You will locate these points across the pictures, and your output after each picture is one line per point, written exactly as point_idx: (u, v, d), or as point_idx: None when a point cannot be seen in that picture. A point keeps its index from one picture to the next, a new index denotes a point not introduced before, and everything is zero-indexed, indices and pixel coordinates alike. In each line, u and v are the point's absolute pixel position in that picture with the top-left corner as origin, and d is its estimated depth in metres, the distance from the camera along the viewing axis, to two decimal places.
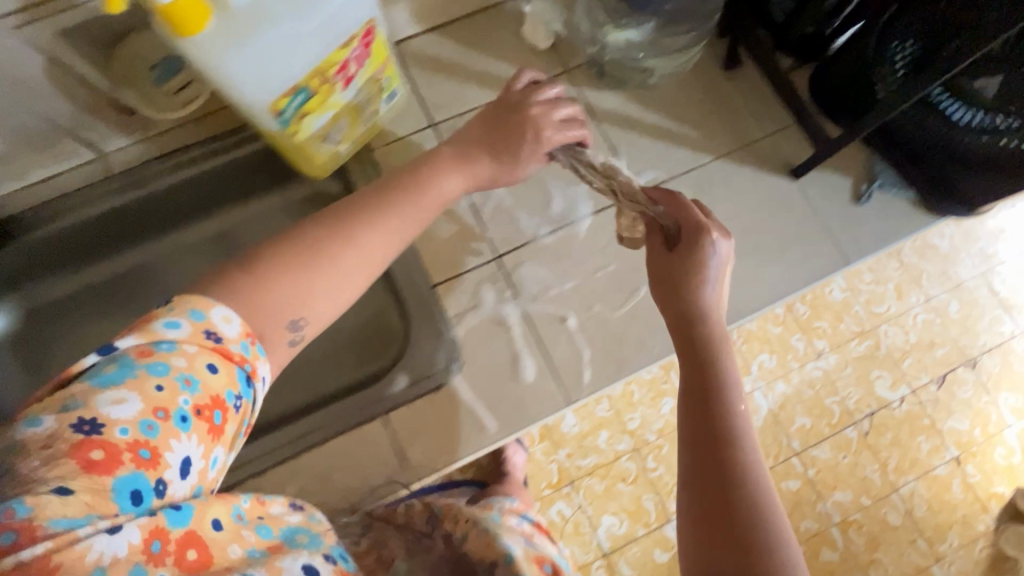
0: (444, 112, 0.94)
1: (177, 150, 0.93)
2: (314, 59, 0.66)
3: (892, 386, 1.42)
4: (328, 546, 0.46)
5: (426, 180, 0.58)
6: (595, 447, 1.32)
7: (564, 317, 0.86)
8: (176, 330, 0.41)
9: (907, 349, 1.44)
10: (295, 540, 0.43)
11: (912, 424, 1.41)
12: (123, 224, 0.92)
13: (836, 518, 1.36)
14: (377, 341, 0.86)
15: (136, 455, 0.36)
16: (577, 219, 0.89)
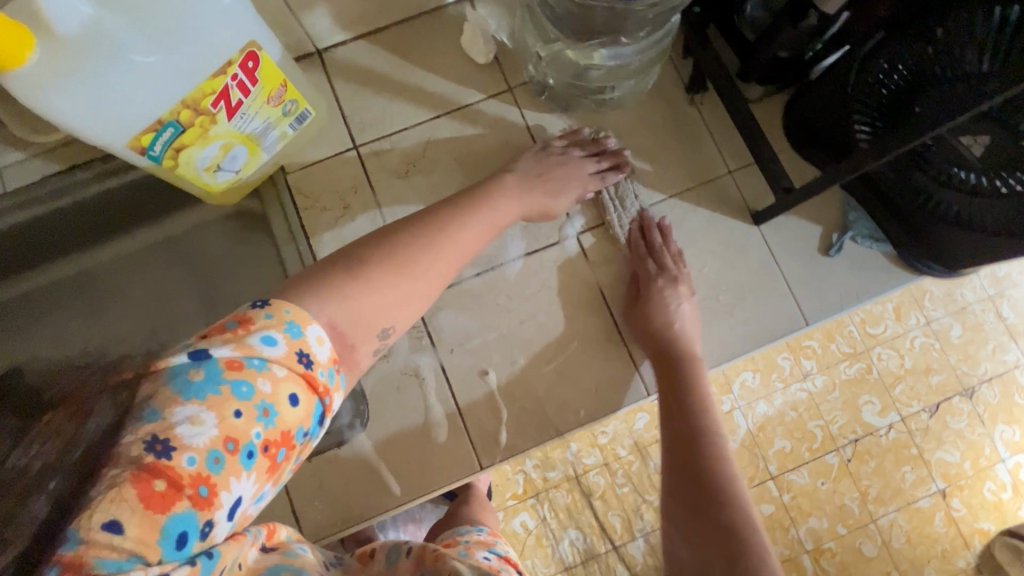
0: (370, 132, 0.84)
1: (88, 160, 0.86)
2: (179, 91, 0.58)
3: (881, 412, 1.33)
4: None
5: (485, 203, 0.64)
6: (562, 459, 1.26)
7: (484, 371, 0.78)
8: (272, 348, 0.38)
9: (901, 375, 1.34)
10: None
11: (897, 453, 1.32)
12: (50, 234, 0.89)
13: (808, 546, 1.29)
14: None
15: (195, 491, 0.34)
16: (505, 262, 0.81)
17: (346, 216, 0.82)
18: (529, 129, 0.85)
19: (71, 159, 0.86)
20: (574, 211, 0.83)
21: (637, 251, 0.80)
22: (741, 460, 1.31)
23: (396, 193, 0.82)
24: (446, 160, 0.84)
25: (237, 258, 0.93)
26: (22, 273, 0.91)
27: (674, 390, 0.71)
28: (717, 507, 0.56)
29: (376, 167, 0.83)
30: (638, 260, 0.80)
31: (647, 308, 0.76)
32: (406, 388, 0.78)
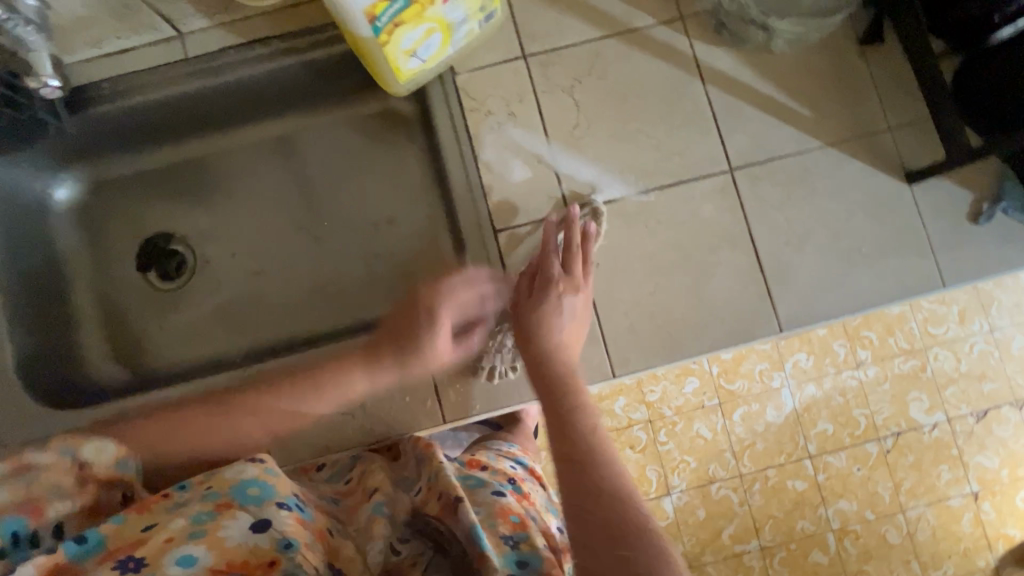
0: (539, 44, 0.86)
1: (251, 41, 0.89)
2: None
3: (928, 411, 1.30)
4: (284, 495, 0.62)
5: (319, 380, 0.82)
6: (611, 411, 1.31)
7: (625, 288, 0.82)
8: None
9: (954, 377, 1.31)
10: (248, 495, 0.61)
11: (936, 451, 1.30)
12: (199, 112, 0.94)
13: (834, 525, 1.29)
14: (425, 278, 0.95)
15: None
16: (629, 193, 0.83)
17: (509, 121, 0.85)
18: (697, 60, 0.85)
19: (248, 37, 0.89)
20: (730, 147, 0.84)
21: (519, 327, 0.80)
22: (783, 436, 1.30)
23: (560, 107, 0.85)
24: (610, 81, 0.85)
25: (369, 158, 0.99)
26: (162, 147, 0.99)
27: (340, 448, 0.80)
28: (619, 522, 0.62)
29: (543, 79, 0.85)
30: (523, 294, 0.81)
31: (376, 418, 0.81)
32: None
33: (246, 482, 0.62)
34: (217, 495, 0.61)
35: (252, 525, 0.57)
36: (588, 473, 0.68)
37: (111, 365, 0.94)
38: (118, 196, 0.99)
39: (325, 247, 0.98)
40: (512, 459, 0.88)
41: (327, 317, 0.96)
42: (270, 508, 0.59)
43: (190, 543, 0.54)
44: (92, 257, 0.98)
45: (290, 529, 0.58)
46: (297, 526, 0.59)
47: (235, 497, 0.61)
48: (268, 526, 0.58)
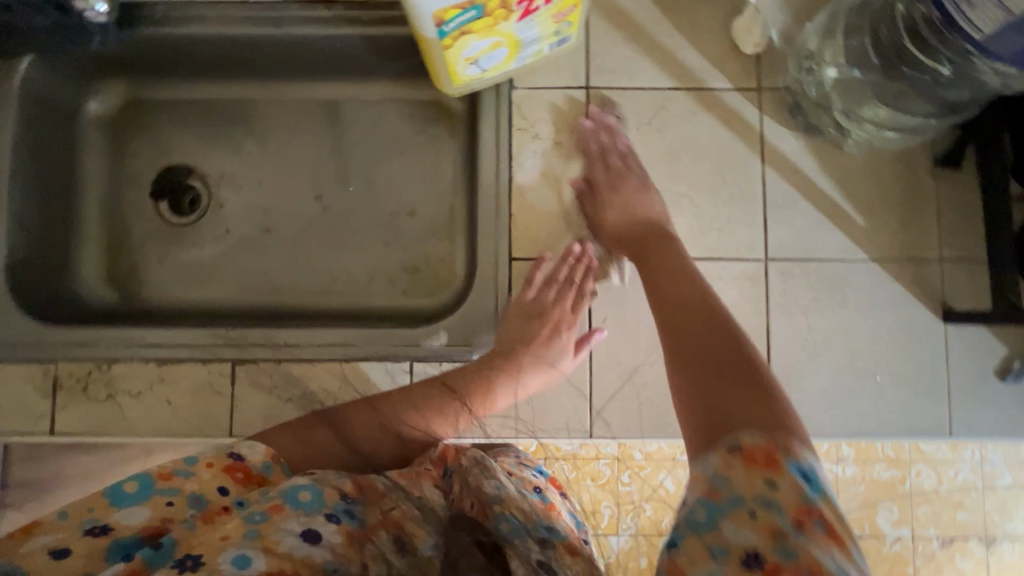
0: (605, 79, 0.82)
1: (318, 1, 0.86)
2: None
3: (895, 523, 1.22)
4: (335, 500, 0.52)
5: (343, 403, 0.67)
6: None
7: (627, 350, 0.79)
8: None
9: (930, 498, 1.22)
10: (296, 498, 0.51)
11: (892, 565, 1.23)
12: (249, 56, 0.92)
13: None
14: (431, 279, 0.93)
15: None
16: None
17: (554, 151, 0.81)
18: (762, 136, 0.81)
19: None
20: (771, 236, 0.80)
21: (614, 223, 0.77)
22: None
23: (610, 151, 0.81)
24: (667, 136, 0.81)
25: (406, 144, 0.96)
26: (205, 80, 0.96)
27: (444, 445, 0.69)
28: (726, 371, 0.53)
29: (600, 116, 0.81)
30: (618, 202, 0.77)
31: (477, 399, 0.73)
32: None
33: (298, 486, 0.52)
34: (269, 496, 0.50)
35: (305, 532, 0.48)
36: (704, 351, 0.56)
37: (102, 286, 0.93)
38: (149, 116, 0.97)
39: (339, 222, 0.96)
40: (534, 467, 0.73)
41: (326, 292, 0.94)
42: (320, 520, 0.50)
43: (242, 543, 0.45)
44: (110, 171, 0.96)
45: (336, 551, 0.49)
46: (343, 546, 0.49)
47: (287, 502, 0.50)
48: (322, 541, 0.49)
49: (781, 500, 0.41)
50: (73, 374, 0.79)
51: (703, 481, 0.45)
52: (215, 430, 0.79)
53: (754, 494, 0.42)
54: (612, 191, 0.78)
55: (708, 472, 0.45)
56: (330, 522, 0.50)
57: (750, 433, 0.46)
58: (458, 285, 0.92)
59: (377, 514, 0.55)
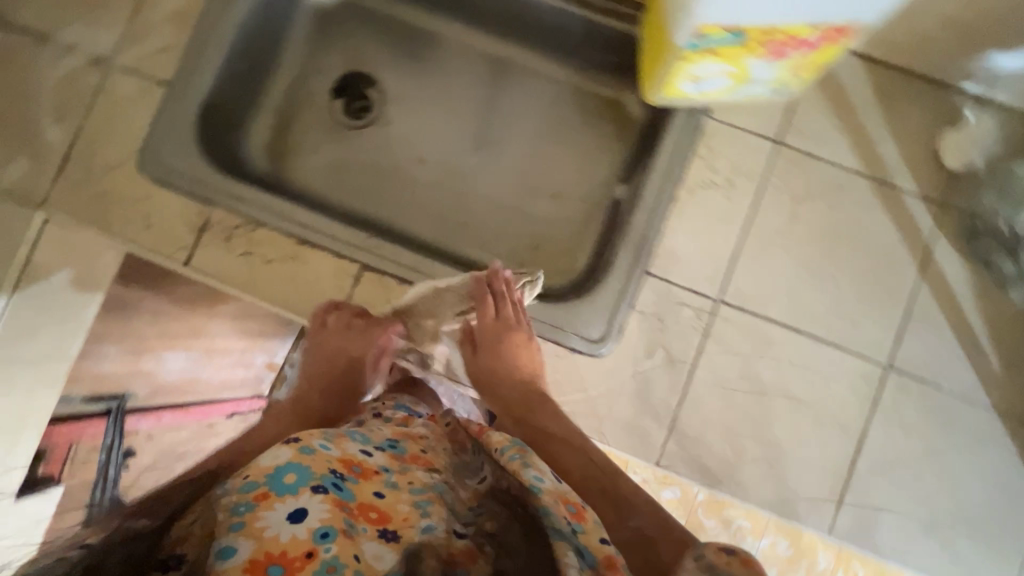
0: (799, 141, 0.82)
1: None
2: (780, 22, 0.58)
3: None
4: (323, 474, 0.51)
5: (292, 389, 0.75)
6: None
7: (721, 399, 0.79)
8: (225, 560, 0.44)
9: None
10: (280, 479, 0.49)
11: None
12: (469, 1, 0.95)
13: None
14: (550, 260, 0.97)
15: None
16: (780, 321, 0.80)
17: (724, 188, 0.82)
18: (929, 249, 0.80)
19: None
20: (902, 346, 0.79)
21: (488, 347, 0.76)
22: None
23: (778, 208, 0.81)
24: (838, 215, 0.81)
25: (574, 131, 1.00)
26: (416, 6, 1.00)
27: (375, 374, 0.80)
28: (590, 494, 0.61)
29: (781, 174, 0.82)
30: (499, 325, 0.76)
31: (370, 349, 0.78)
32: (654, 359, 0.80)
33: (281, 466, 0.50)
34: (254, 484, 0.48)
35: (288, 512, 0.47)
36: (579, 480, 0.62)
37: (262, 154, 0.99)
38: (356, 21, 1.03)
39: (483, 178, 1.00)
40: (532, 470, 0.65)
41: (453, 234, 0.99)
42: (305, 496, 0.48)
43: (228, 535, 0.45)
44: (302, 53, 1.02)
45: (328, 516, 0.47)
46: (334, 510, 0.48)
47: (271, 482, 0.48)
48: (306, 517, 0.47)
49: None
50: (224, 222, 0.86)
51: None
52: (274, 304, 0.85)
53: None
54: (500, 318, 0.76)
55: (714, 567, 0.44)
56: (318, 493, 0.49)
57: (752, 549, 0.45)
58: (574, 274, 0.96)
59: (370, 494, 0.52)
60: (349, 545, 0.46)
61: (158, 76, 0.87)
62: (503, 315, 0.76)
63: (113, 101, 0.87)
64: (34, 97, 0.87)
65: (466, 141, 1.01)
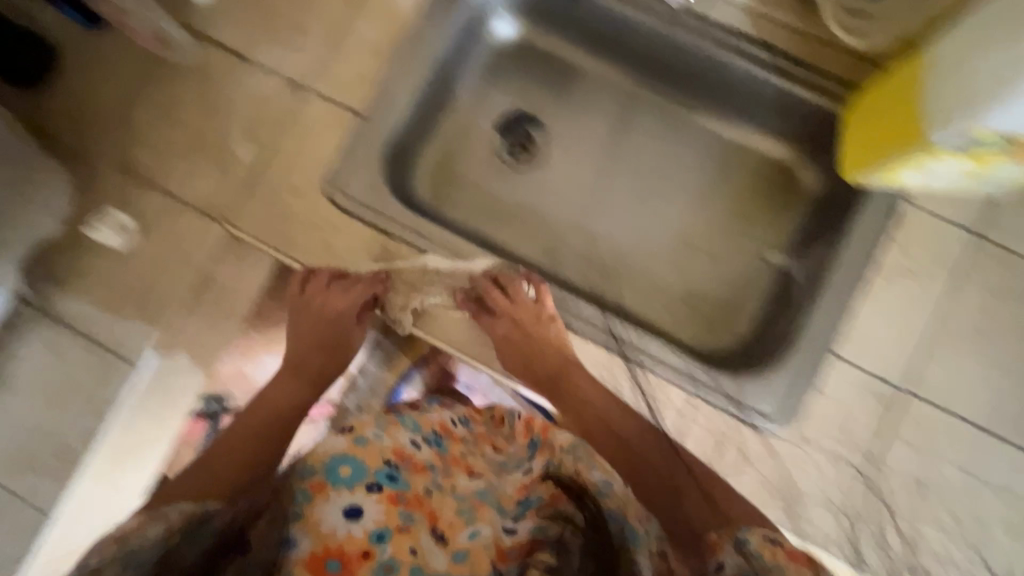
0: (996, 238, 0.81)
1: (765, 44, 0.86)
2: None
3: None
4: (376, 471, 0.70)
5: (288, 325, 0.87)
6: None
7: (898, 490, 0.79)
8: (297, 548, 0.64)
9: None
10: (335, 475, 0.69)
11: None
12: (656, 57, 0.95)
13: None
14: (709, 322, 0.95)
15: (323, 559, 0.63)
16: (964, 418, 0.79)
17: (917, 277, 0.81)
18: None
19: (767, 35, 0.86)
20: None
21: (499, 340, 0.84)
22: None
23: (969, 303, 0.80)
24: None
25: (740, 194, 0.99)
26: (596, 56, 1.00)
27: (358, 326, 0.87)
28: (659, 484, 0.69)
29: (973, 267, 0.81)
30: (529, 308, 0.85)
31: (353, 304, 0.85)
32: (835, 441, 0.80)
33: (334, 462, 0.70)
34: (312, 473, 0.70)
35: (345, 508, 0.67)
36: (639, 453, 0.73)
37: (426, 186, 1.00)
38: (529, 64, 1.03)
39: (642, 232, 1.00)
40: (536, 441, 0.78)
41: (610, 285, 0.98)
42: (359, 495, 0.68)
43: (294, 525, 0.66)
44: (472, 91, 1.02)
45: (380, 517, 0.67)
46: (386, 508, 0.68)
47: (327, 477, 0.69)
48: (361, 513, 0.67)
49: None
50: (405, 257, 0.86)
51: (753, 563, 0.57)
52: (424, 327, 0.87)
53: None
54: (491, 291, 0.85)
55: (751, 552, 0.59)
56: (368, 488, 0.69)
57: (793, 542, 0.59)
58: (735, 340, 0.93)
59: (419, 488, 0.71)
60: (395, 540, 0.65)
61: (352, 105, 0.89)
62: (509, 308, 0.84)
63: (306, 125, 0.88)
64: (230, 113, 0.89)
65: (628, 193, 1.01)
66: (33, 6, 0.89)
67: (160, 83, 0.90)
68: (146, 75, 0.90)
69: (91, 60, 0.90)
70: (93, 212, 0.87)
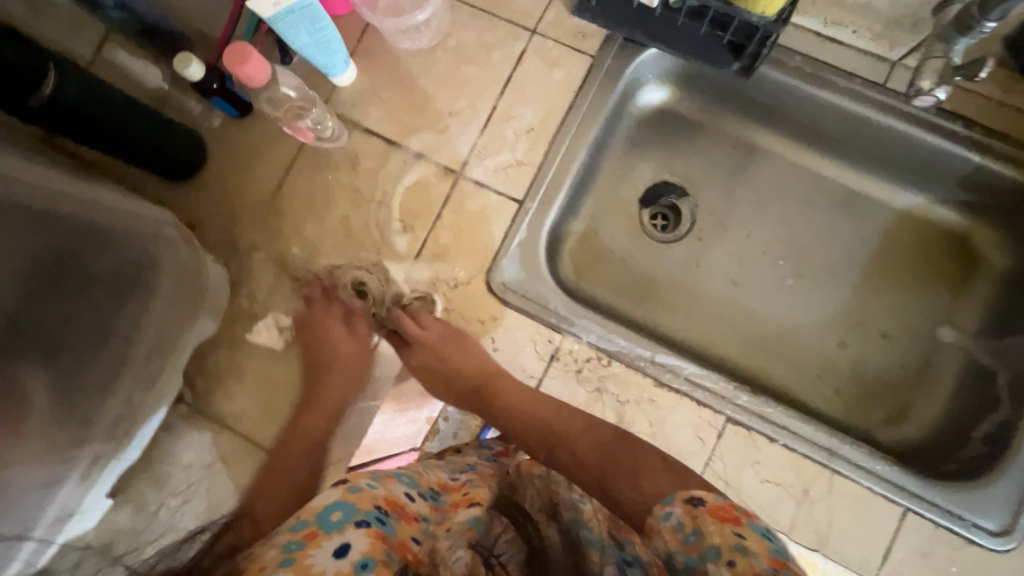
0: None
1: (960, 116, 0.80)
2: None
3: None
4: (365, 511, 0.59)
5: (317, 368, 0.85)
6: None
7: None
8: None
9: None
10: (328, 520, 0.57)
11: None
12: (822, 127, 0.89)
13: None
14: (885, 409, 0.88)
15: None
16: None
17: None
18: None
19: (957, 108, 0.80)
20: None
21: (420, 351, 0.84)
22: None
23: None
24: None
25: (910, 266, 0.92)
26: (746, 122, 0.96)
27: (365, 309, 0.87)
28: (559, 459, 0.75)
29: None
30: (438, 331, 0.83)
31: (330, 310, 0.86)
32: None
33: (329, 507, 0.59)
34: (305, 524, 0.57)
35: (342, 545, 0.54)
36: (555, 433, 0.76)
37: (570, 266, 0.95)
38: (674, 130, 0.98)
39: (803, 309, 0.94)
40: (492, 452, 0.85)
41: (773, 368, 0.91)
42: (351, 534, 0.56)
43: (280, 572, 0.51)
44: (615, 164, 0.98)
45: (367, 548, 0.55)
46: (372, 545, 0.56)
47: (320, 524, 0.57)
48: (351, 548, 0.54)
49: (753, 547, 0.55)
50: (572, 352, 0.81)
51: (681, 538, 0.59)
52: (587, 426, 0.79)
53: (729, 543, 0.56)
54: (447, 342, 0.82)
55: (676, 525, 0.60)
56: (362, 527, 0.57)
57: (716, 500, 0.62)
58: (919, 428, 0.86)
59: (407, 538, 0.60)
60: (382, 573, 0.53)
61: (508, 192, 0.85)
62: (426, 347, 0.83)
63: (460, 216, 0.85)
64: (380, 203, 0.87)
65: (784, 266, 0.95)
66: (184, 101, 0.88)
67: (309, 173, 0.88)
68: (294, 167, 0.88)
69: (243, 153, 0.89)
70: (250, 310, 0.86)
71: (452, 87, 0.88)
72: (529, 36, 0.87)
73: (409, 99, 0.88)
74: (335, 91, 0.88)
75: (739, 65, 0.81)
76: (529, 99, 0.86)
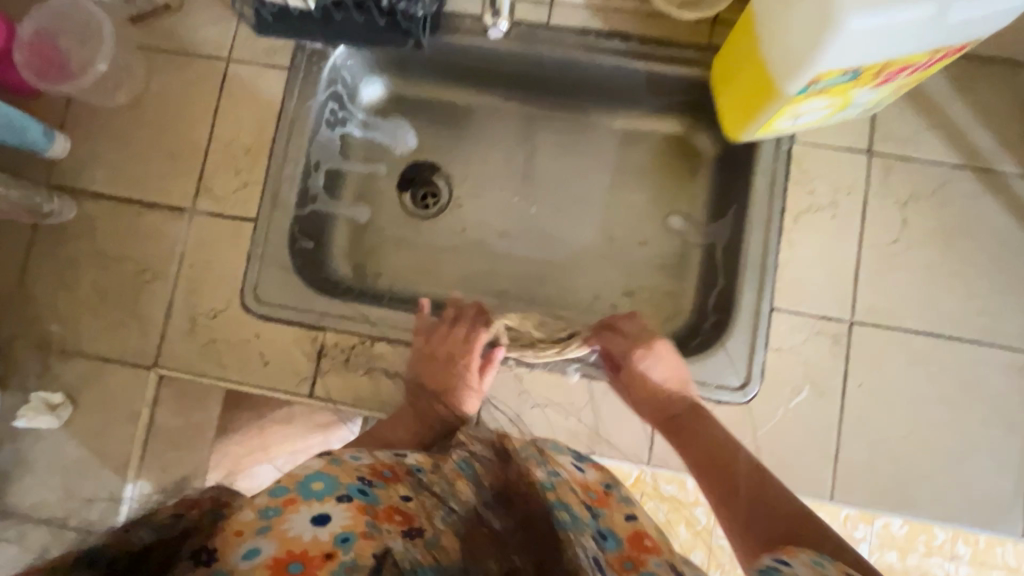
0: (890, 146, 0.82)
1: (617, 33, 0.89)
2: (880, 57, 0.59)
3: None
4: (347, 485, 0.55)
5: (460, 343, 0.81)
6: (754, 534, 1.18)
7: (875, 420, 0.77)
8: (250, 557, 0.46)
9: None
10: (308, 489, 0.54)
11: None
12: (526, 74, 0.97)
13: None
14: (655, 308, 0.95)
15: (282, 565, 0.46)
16: (914, 330, 0.79)
17: (829, 208, 0.81)
18: None
19: (613, 26, 0.89)
20: None
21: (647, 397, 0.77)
22: None
23: (886, 218, 0.81)
24: (943, 212, 0.81)
25: (649, 174, 1.00)
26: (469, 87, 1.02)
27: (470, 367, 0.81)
28: (710, 447, 0.72)
29: (880, 183, 0.82)
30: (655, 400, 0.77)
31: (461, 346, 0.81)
32: (803, 395, 0.78)
33: (308, 478, 0.55)
34: (284, 489, 0.53)
35: (320, 514, 0.51)
36: (722, 466, 0.69)
37: (345, 266, 0.97)
38: (407, 111, 1.03)
39: (568, 239, 0.99)
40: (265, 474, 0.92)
41: (554, 302, 0.97)
42: (331, 503, 0.52)
43: (254, 536, 0.48)
44: (364, 159, 1.01)
45: (349, 521, 0.51)
46: (355, 517, 0.51)
47: (300, 492, 0.53)
48: (330, 521, 0.50)
49: None
50: (338, 344, 0.85)
51: None
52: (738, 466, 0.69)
53: None
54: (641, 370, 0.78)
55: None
56: (342, 500, 0.53)
57: None
58: (685, 315, 0.93)
59: (396, 499, 0.57)
60: (367, 543, 0.48)
61: (243, 215, 0.88)
62: (640, 374, 0.78)
63: (204, 249, 0.87)
64: (125, 258, 0.87)
65: (542, 206, 1.01)
66: None
67: (46, 251, 0.88)
68: (32, 247, 0.88)
69: None
70: (21, 399, 0.85)
71: (167, 130, 0.90)
72: (227, 63, 0.91)
73: (128, 152, 0.90)
74: (53, 164, 0.89)
75: (413, 42, 0.87)
76: (246, 115, 0.90)
